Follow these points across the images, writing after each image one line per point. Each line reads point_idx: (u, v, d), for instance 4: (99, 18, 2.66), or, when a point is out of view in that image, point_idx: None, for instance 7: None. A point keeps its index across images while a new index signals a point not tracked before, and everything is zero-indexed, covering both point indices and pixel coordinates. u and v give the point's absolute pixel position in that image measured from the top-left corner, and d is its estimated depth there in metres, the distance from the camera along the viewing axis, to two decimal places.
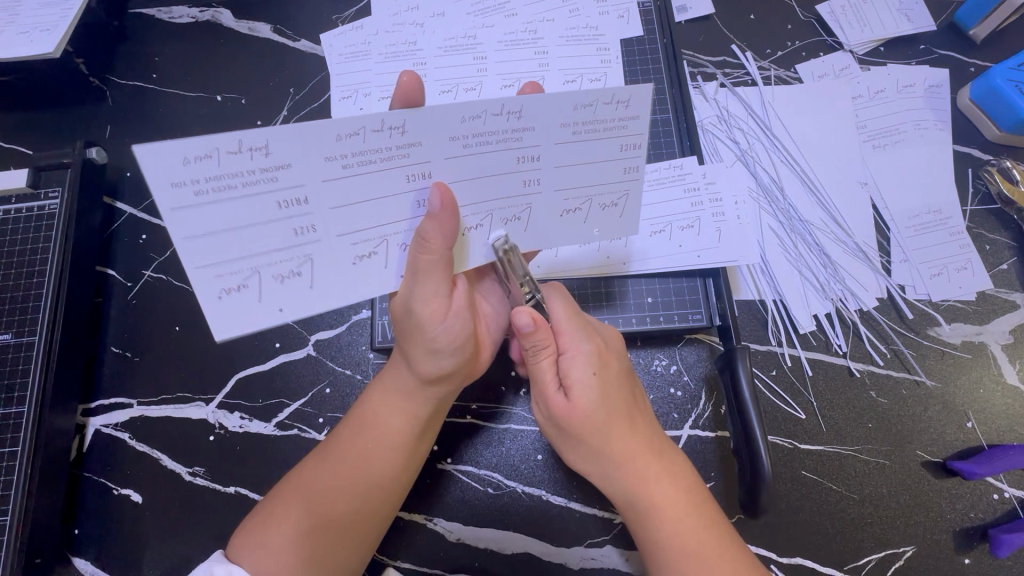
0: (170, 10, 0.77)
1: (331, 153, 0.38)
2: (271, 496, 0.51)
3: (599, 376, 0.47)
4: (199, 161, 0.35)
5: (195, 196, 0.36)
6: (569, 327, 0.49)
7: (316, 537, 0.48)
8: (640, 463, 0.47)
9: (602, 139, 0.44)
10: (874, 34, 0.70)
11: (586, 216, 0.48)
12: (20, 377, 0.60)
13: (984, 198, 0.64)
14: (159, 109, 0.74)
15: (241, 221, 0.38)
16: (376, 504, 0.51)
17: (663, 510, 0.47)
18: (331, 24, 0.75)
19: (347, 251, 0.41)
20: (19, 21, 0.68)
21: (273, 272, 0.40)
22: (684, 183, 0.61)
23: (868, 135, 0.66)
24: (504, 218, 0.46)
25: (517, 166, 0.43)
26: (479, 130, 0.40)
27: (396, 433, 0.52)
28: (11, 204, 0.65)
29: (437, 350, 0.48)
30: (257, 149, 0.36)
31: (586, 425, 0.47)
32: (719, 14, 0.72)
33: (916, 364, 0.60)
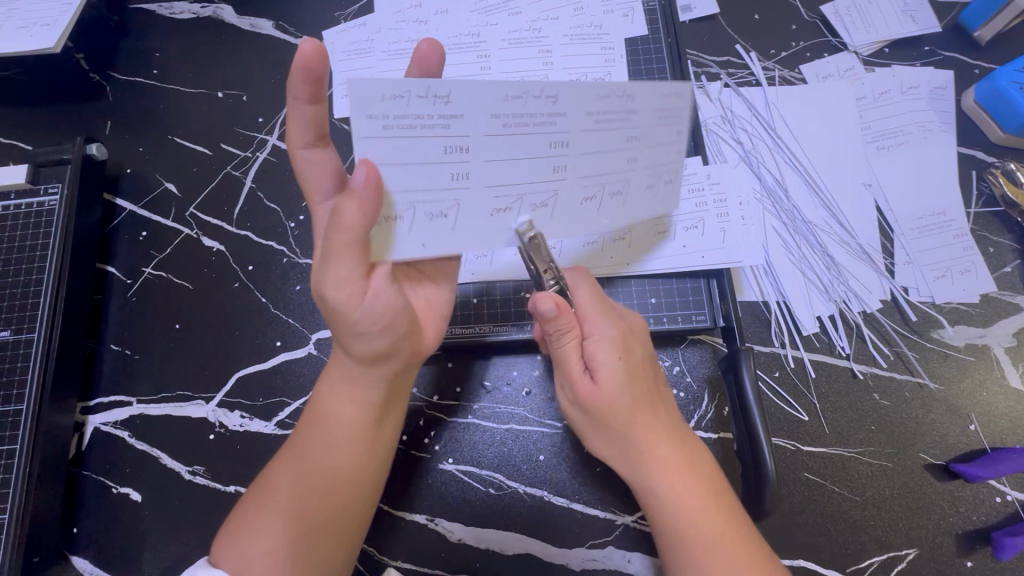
0: (171, 6, 0.77)
1: (498, 111, 0.38)
2: (246, 499, 0.51)
3: (621, 362, 0.48)
4: (392, 99, 0.36)
5: (383, 130, 0.37)
6: (595, 313, 0.50)
7: (290, 530, 0.48)
8: (661, 447, 0.48)
9: (673, 123, 0.44)
10: (879, 35, 0.69)
11: (667, 192, 0.47)
12: (19, 375, 0.59)
13: (988, 200, 0.64)
14: (160, 105, 0.73)
15: (412, 161, 0.38)
16: (343, 497, 0.50)
17: (680, 494, 0.47)
18: (333, 21, 0.74)
19: (488, 202, 0.42)
20: (19, 16, 0.67)
21: (426, 211, 0.40)
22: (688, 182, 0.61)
23: (873, 136, 0.66)
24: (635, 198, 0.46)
25: (621, 145, 0.43)
26: (521, 111, 0.39)
27: (346, 425, 0.50)
28: (10, 200, 0.65)
29: (363, 334, 0.44)
30: (442, 96, 0.36)
31: (612, 408, 0.47)
32: (724, 14, 0.72)
33: (919, 365, 0.59)
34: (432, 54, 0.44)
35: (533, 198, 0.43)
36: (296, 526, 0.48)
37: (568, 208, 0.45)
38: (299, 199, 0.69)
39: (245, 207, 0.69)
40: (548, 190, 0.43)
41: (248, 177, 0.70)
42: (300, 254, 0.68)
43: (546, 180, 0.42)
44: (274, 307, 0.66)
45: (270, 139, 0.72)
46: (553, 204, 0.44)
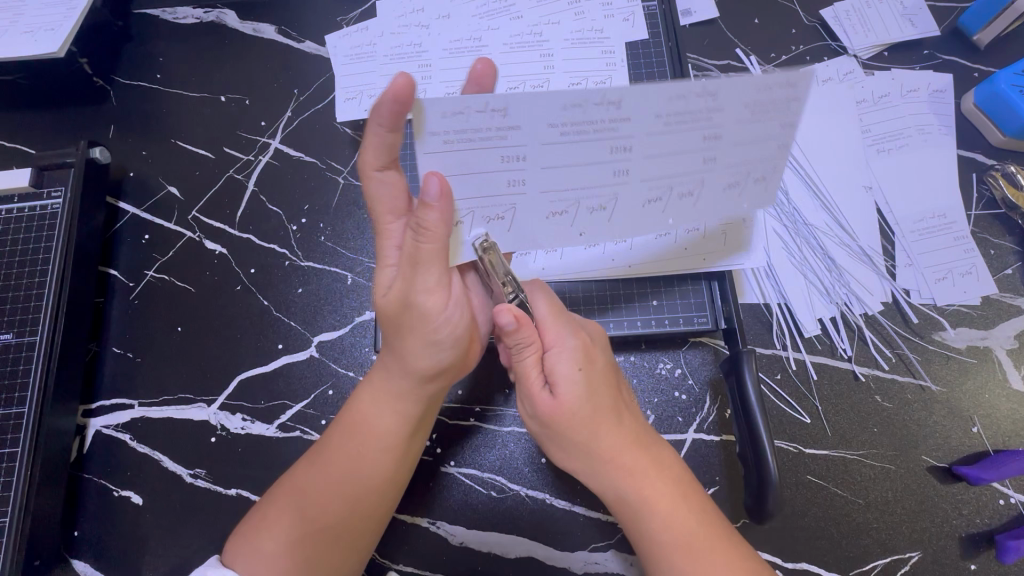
0: (175, 10, 0.77)
1: (554, 120, 0.39)
2: (262, 503, 0.51)
3: (582, 372, 0.48)
4: (454, 116, 0.37)
5: (445, 145, 0.39)
6: (553, 325, 0.50)
7: (312, 537, 0.48)
8: (626, 459, 0.47)
9: (772, 120, 0.41)
10: (878, 38, 0.70)
11: (744, 192, 0.46)
12: (21, 378, 0.59)
13: (988, 203, 0.64)
14: (163, 109, 0.74)
15: (471, 172, 0.41)
16: (370, 509, 0.50)
17: (651, 502, 0.46)
18: (335, 25, 0.75)
19: (544, 206, 0.44)
20: (24, 21, 0.68)
21: (484, 215, 0.44)
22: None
23: (873, 139, 0.67)
24: (684, 194, 0.45)
25: (698, 145, 0.42)
26: (579, 118, 0.39)
27: (385, 437, 0.51)
28: (14, 203, 0.65)
29: (435, 342, 0.48)
30: (499, 111, 0.38)
31: (572, 422, 0.47)
32: (724, 18, 0.72)
33: (921, 367, 0.59)
34: (486, 75, 0.49)
35: (588, 201, 0.44)
36: (319, 534, 0.49)
37: (629, 212, 0.46)
38: (301, 203, 0.70)
39: (247, 210, 0.70)
40: (607, 193, 0.44)
41: (250, 180, 0.71)
42: (302, 257, 0.68)
43: (607, 184, 0.43)
44: (276, 309, 0.66)
45: (272, 143, 0.72)
46: (612, 207, 0.45)
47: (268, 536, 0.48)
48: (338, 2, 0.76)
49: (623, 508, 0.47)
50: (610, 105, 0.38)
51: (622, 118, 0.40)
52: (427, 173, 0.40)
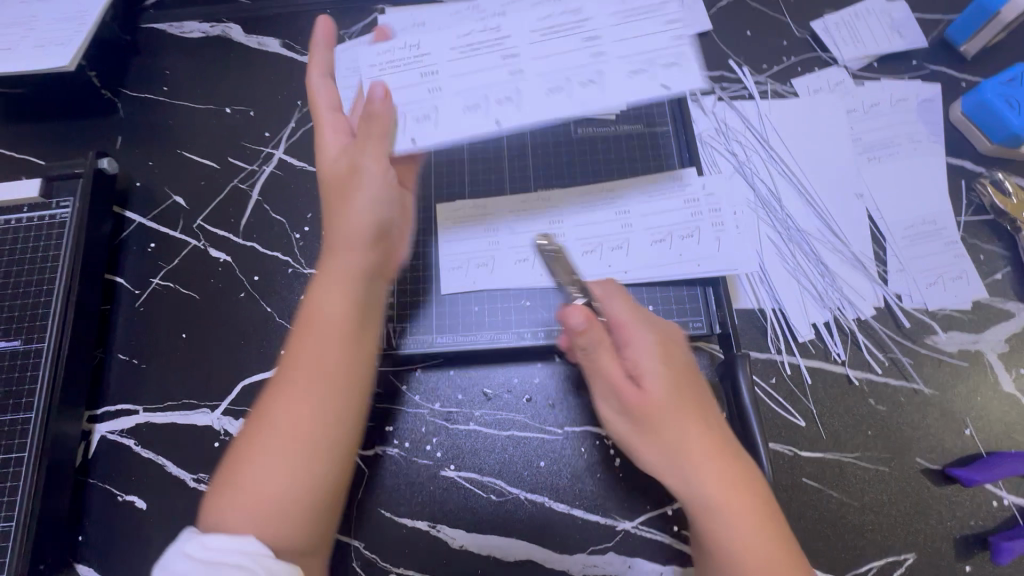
0: (182, 25, 0.79)
1: (455, 44, 0.54)
2: (227, 463, 0.43)
3: (666, 366, 0.49)
4: (382, 60, 0.54)
5: (377, 70, 0.53)
6: (631, 321, 0.51)
7: (280, 452, 0.42)
8: (712, 460, 0.45)
9: (644, 19, 0.53)
10: (868, 50, 0.72)
11: (651, 74, 0.50)
12: (28, 383, 0.61)
13: (977, 209, 0.65)
14: (169, 120, 0.76)
15: (399, 83, 0.53)
16: (345, 370, 0.45)
17: (728, 510, 0.44)
18: (338, 39, 0.77)
19: (462, 104, 0.52)
20: (36, 36, 0.70)
21: (413, 114, 0.52)
22: (682, 193, 0.63)
23: (863, 147, 0.68)
24: (583, 82, 0.51)
25: (579, 45, 0.53)
26: (472, 41, 0.54)
27: (337, 302, 0.47)
28: (23, 213, 0.66)
29: (375, 199, 0.50)
30: (418, 51, 0.54)
31: (660, 415, 0.47)
32: (716, 30, 0.74)
33: (913, 371, 0.60)
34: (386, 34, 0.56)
35: (496, 94, 0.52)
36: (290, 448, 0.42)
37: (537, 100, 0.52)
38: (304, 211, 0.71)
39: (251, 219, 0.71)
40: (510, 85, 0.52)
41: (254, 190, 0.72)
42: (305, 264, 0.69)
43: (506, 78, 0.52)
44: (279, 316, 0.67)
45: (276, 153, 0.73)
46: (520, 98, 0.52)
47: (243, 474, 0.42)
48: (341, 17, 0.78)
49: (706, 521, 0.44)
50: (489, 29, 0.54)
51: (505, 37, 0.54)
52: (375, 83, 0.50)
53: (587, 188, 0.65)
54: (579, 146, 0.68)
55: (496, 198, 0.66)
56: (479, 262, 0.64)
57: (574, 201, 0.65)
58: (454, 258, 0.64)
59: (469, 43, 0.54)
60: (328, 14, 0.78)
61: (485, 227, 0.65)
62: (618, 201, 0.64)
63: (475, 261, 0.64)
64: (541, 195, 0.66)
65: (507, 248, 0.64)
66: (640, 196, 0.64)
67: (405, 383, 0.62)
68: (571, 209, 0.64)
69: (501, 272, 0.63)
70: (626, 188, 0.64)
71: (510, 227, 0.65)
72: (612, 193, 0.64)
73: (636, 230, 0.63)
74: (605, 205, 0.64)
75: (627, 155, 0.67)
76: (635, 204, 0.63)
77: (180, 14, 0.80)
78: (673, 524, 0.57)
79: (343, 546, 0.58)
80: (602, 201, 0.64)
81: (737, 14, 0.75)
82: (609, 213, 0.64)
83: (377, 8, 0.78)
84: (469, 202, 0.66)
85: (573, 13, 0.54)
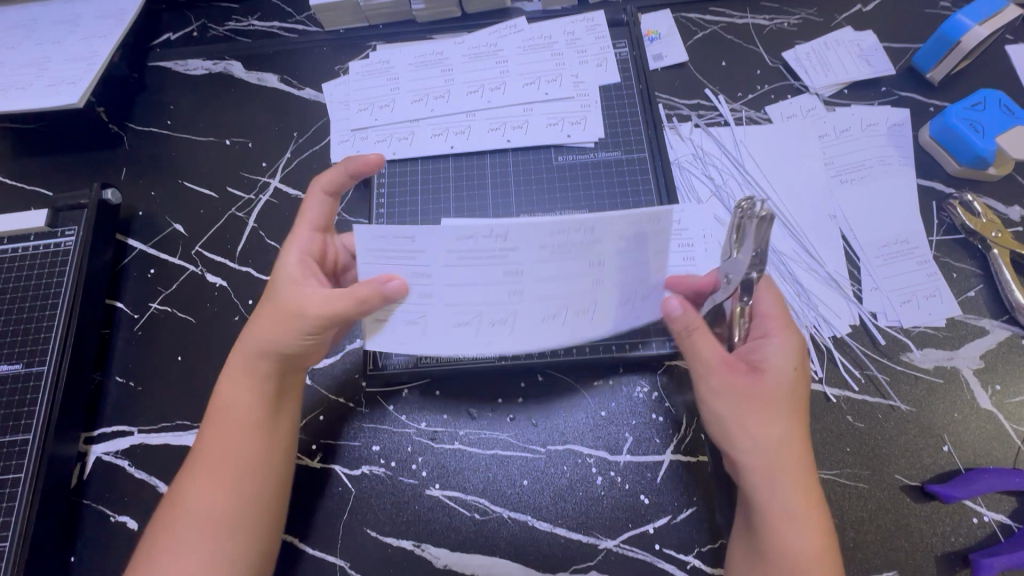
0: (186, 63, 0.84)
1: (409, 66, 0.76)
2: (161, 517, 0.53)
3: (793, 367, 0.52)
4: (350, 79, 0.78)
5: (348, 77, 0.78)
6: (783, 320, 0.54)
7: (208, 531, 0.51)
8: (802, 462, 0.50)
9: (542, 53, 0.75)
10: (838, 78, 0.75)
11: (538, 87, 0.73)
12: (28, 406, 0.63)
13: (949, 228, 0.67)
14: (172, 152, 0.79)
15: (365, 87, 0.76)
16: (266, 467, 0.55)
17: (805, 515, 0.49)
18: (332, 74, 0.81)
19: (408, 98, 0.74)
20: (49, 76, 0.75)
21: (367, 112, 0.75)
22: (658, 238, 0.47)
23: (835, 170, 0.70)
24: (494, 88, 0.74)
25: (493, 66, 0.75)
26: (423, 61, 0.76)
27: (248, 403, 0.56)
28: (30, 241, 0.70)
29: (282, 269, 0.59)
30: (381, 64, 0.77)
31: (778, 408, 0.51)
32: (692, 61, 0.78)
33: (890, 388, 0.61)
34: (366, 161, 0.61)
35: (433, 93, 0.74)
36: (222, 533, 0.51)
37: (461, 92, 0.74)
38: None
39: (247, 245, 0.74)
40: (444, 85, 0.74)
41: (251, 217, 0.75)
42: None
43: (442, 77, 0.75)
44: None
45: (272, 182, 0.77)
46: (448, 96, 0.74)
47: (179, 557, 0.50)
48: (336, 53, 0.82)
49: (780, 522, 0.49)
50: (434, 55, 0.77)
51: (443, 56, 0.76)
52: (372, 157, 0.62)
53: (561, 225, 0.46)
54: (559, 172, 0.70)
55: (431, 233, 0.48)
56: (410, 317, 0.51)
57: (536, 247, 0.47)
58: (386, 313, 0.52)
59: (417, 69, 0.76)
60: (323, 51, 0.82)
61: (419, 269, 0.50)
62: (595, 247, 0.47)
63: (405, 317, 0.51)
64: (499, 233, 0.47)
65: (444, 303, 0.50)
66: (620, 241, 0.47)
67: (391, 403, 0.64)
68: (532, 261, 0.48)
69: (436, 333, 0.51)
70: (608, 230, 0.46)
71: (448, 273, 0.49)
72: (593, 235, 0.46)
73: (606, 285, 0.49)
74: (582, 250, 0.47)
75: (607, 181, 0.69)
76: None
77: (185, 52, 0.84)
78: (655, 543, 0.58)
79: (328, 566, 0.58)
80: (579, 246, 0.47)
81: (712, 45, 0.78)
82: (583, 260, 0.48)
83: (369, 44, 0.82)
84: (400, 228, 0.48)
85: (491, 47, 0.76)
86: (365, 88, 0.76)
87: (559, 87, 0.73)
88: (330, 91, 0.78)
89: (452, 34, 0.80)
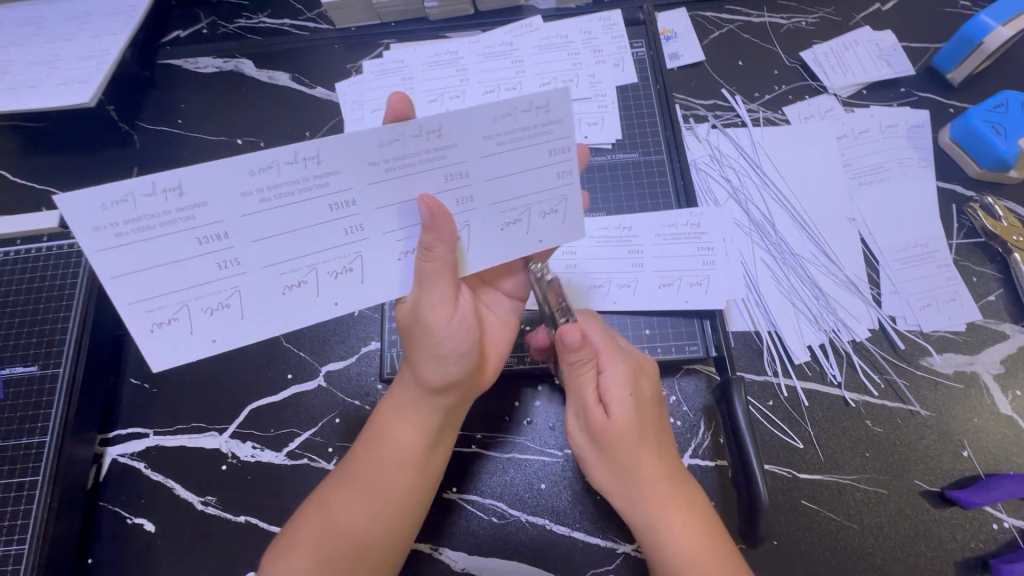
0: (197, 61, 0.83)
1: (423, 66, 0.76)
2: (293, 522, 0.52)
3: (632, 395, 0.51)
4: (364, 78, 0.77)
5: (361, 76, 0.77)
6: (608, 350, 0.53)
7: (336, 552, 0.49)
8: (660, 489, 0.49)
9: (558, 53, 0.74)
10: (857, 78, 0.74)
11: (554, 88, 0.72)
12: (44, 408, 0.62)
13: (968, 232, 0.67)
14: (184, 151, 0.79)
15: (379, 87, 0.76)
16: (401, 514, 0.52)
17: (682, 534, 0.48)
18: (345, 73, 0.80)
19: (423, 98, 0.74)
20: (59, 74, 0.74)
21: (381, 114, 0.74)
22: (547, 139, 0.45)
23: (854, 173, 0.70)
24: (510, 88, 0.73)
25: (509, 66, 0.74)
26: (437, 61, 0.76)
27: (410, 441, 0.54)
28: (43, 242, 0.69)
29: (442, 357, 0.50)
30: (396, 62, 0.77)
31: (623, 442, 0.50)
32: (709, 61, 0.77)
33: (910, 394, 0.61)
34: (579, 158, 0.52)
35: (449, 94, 0.74)
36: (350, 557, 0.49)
37: (476, 92, 0.73)
38: None
39: None
40: (459, 85, 0.74)
41: None
42: None
43: (456, 77, 0.74)
44: (286, 341, 0.69)
45: None
46: (463, 96, 0.73)
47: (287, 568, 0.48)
48: (348, 52, 0.81)
49: (652, 536, 0.49)
50: (450, 54, 0.76)
51: (458, 55, 0.76)
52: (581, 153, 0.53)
53: (390, 131, 0.41)
54: None
55: (202, 179, 0.39)
56: (213, 301, 0.44)
57: (365, 165, 0.42)
58: (142, 285, 0.41)
59: (432, 68, 0.75)
60: (336, 50, 0.82)
61: (213, 231, 0.41)
62: (450, 154, 0.43)
63: (204, 301, 0.43)
64: (308, 156, 0.40)
65: (265, 266, 0.44)
66: (484, 146, 0.43)
67: None
68: (363, 186, 0.43)
69: (256, 305, 0.45)
70: (459, 133, 0.42)
71: (257, 228, 0.42)
72: (443, 142, 0.42)
73: (478, 207, 0.47)
74: (429, 164, 0.43)
75: (625, 183, 0.69)
76: (651, 245, 0.64)
77: (195, 50, 0.84)
78: None
79: None
80: (424, 158, 0.43)
81: (730, 44, 0.78)
82: (437, 172, 0.44)
83: (382, 43, 0.81)
84: (146, 185, 0.38)
85: (507, 46, 0.75)
86: (380, 88, 0.76)
87: (575, 88, 0.72)
88: (343, 89, 0.78)
89: (467, 33, 0.79)
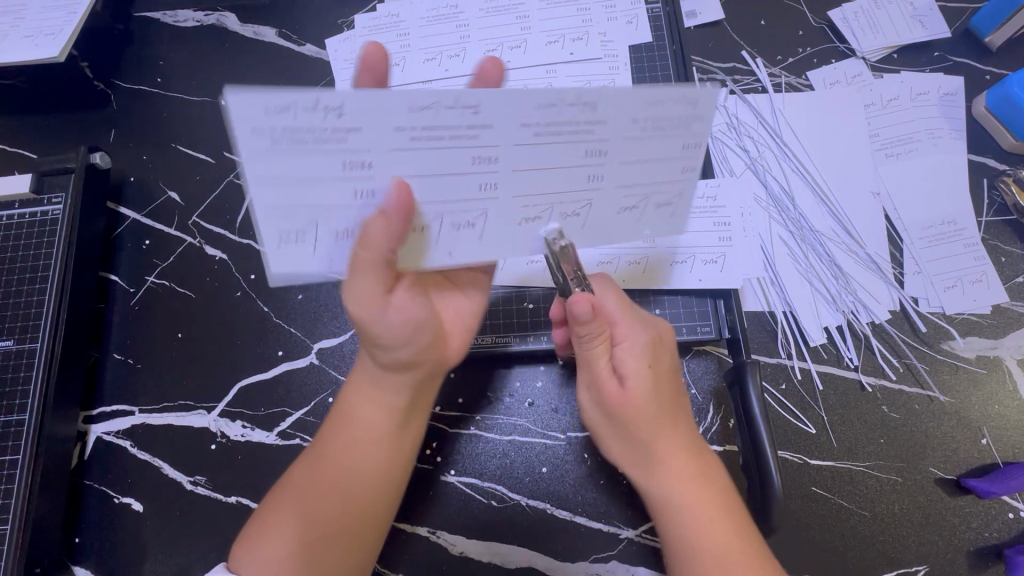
0: (176, 14, 0.77)
1: (420, 21, 0.70)
2: (264, 505, 0.50)
3: (650, 370, 0.47)
4: (357, 33, 0.71)
5: (353, 33, 0.71)
6: (623, 321, 0.49)
7: (300, 530, 0.47)
8: (676, 460, 0.47)
9: (566, 7, 0.68)
10: (887, 40, 0.68)
11: (561, 46, 0.67)
12: (21, 385, 0.59)
13: (1000, 209, 0.63)
14: (163, 113, 0.74)
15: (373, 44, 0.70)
16: (369, 494, 0.49)
17: (699, 507, 0.46)
18: (336, 29, 0.74)
19: (419, 56, 0.68)
20: (24, 25, 0.68)
21: None
22: (688, 132, 0.40)
23: (880, 144, 0.65)
24: (513, 46, 0.68)
25: (514, 21, 0.68)
26: (434, 14, 0.70)
27: (376, 421, 0.50)
28: (14, 209, 0.64)
29: (392, 340, 0.45)
30: (392, 16, 0.71)
31: (638, 416, 0.47)
32: (729, 20, 0.71)
33: (929, 377, 0.58)
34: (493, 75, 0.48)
35: (448, 52, 0.68)
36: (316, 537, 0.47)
37: (476, 51, 0.68)
38: None
39: (247, 216, 0.69)
40: (459, 45, 0.68)
41: None
42: None
43: (456, 33, 0.69)
44: (276, 316, 0.66)
45: None
46: (464, 55, 0.68)
47: (257, 545, 0.47)
48: (339, 5, 0.75)
49: (665, 507, 0.47)
50: (447, 7, 0.70)
51: (457, 8, 0.70)
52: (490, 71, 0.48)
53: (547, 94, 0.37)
54: None
55: (368, 102, 0.35)
56: (342, 226, 0.39)
57: (517, 126, 0.38)
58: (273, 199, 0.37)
59: (429, 23, 0.70)
60: (324, 2, 0.75)
61: (362, 158, 0.37)
62: (596, 130, 0.39)
63: (335, 223, 0.39)
64: (468, 104, 0.36)
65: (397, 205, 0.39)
66: (628, 128, 0.39)
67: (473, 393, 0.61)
68: (512, 143, 0.39)
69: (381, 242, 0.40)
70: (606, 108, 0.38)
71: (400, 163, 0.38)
72: (594, 116, 0.38)
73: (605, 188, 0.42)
74: (578, 136, 0.39)
75: None
76: None
77: (174, 1, 0.77)
78: None
79: None
80: (575, 128, 0.39)
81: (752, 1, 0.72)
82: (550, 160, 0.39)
83: None
84: (310, 97, 0.34)
85: None
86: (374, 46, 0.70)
87: (584, 47, 0.67)
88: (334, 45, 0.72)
89: None
